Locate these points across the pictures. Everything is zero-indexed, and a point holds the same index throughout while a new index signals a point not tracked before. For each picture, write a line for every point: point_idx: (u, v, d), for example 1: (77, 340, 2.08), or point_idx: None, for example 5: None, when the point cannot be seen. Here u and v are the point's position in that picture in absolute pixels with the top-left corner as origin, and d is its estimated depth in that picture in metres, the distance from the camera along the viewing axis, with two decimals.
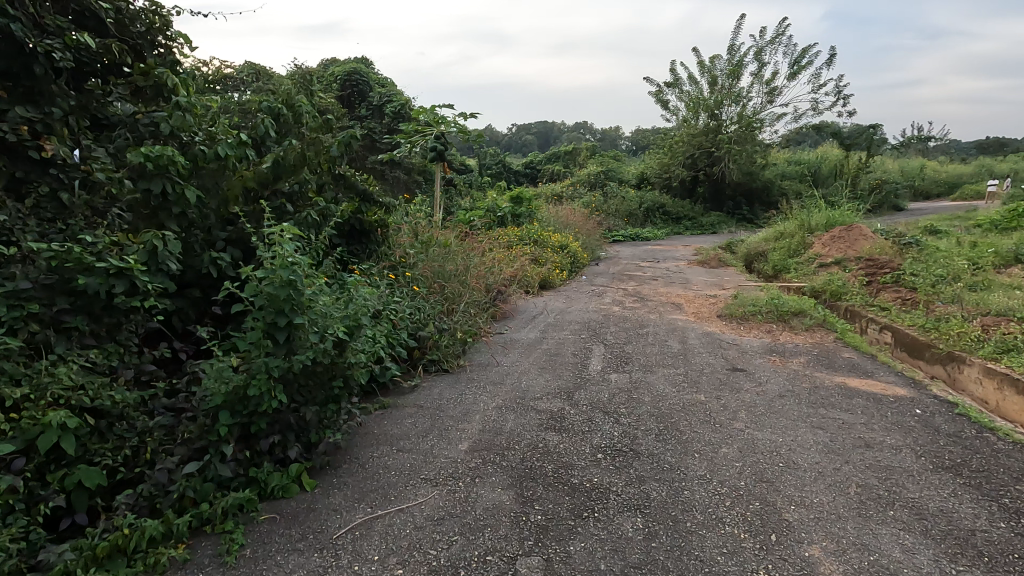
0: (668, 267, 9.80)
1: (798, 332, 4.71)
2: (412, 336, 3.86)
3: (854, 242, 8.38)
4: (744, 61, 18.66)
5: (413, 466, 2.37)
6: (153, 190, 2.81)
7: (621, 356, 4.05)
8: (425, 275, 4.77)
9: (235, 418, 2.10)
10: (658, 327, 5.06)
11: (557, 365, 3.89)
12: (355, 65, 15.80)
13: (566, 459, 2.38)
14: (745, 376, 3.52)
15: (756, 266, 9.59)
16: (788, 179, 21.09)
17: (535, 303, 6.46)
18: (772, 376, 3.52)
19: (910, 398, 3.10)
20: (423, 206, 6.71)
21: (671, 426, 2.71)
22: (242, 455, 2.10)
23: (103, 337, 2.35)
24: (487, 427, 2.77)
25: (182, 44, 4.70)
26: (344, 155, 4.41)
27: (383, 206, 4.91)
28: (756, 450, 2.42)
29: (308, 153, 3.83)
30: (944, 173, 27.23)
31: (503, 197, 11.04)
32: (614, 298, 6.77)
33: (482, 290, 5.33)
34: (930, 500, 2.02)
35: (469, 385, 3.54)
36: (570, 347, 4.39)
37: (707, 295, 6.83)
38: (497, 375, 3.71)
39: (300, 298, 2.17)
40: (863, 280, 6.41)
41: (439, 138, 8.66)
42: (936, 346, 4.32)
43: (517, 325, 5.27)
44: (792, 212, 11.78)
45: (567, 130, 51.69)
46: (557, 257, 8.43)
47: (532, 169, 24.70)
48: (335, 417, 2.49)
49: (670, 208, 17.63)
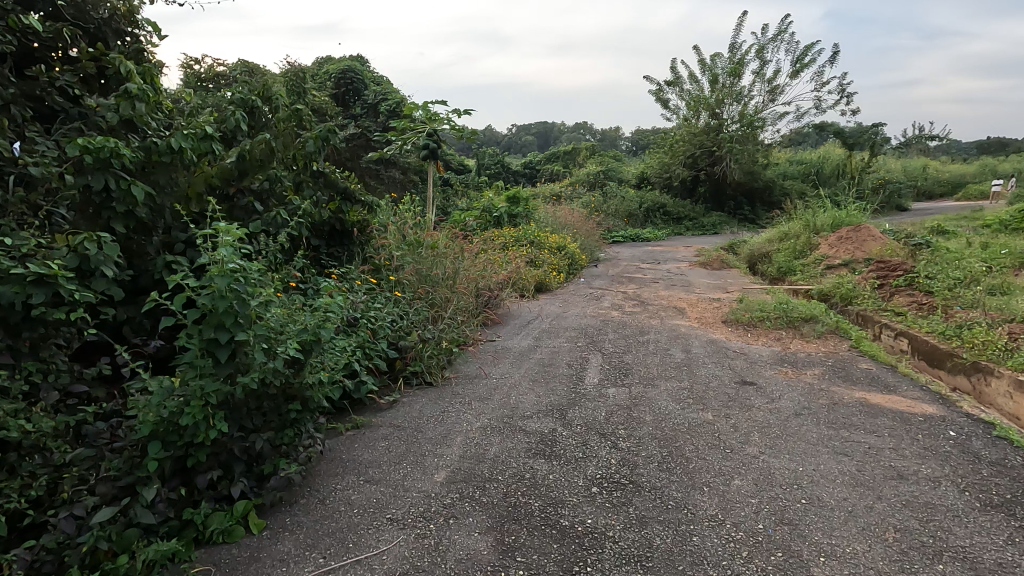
0: (669, 269, 9.49)
1: (810, 340, 4.41)
2: (393, 345, 3.55)
3: (862, 242, 8.08)
4: (745, 60, 18.38)
5: (379, 503, 2.07)
6: (94, 186, 2.49)
7: (621, 368, 3.75)
8: (411, 279, 4.47)
9: (167, 451, 1.79)
10: (660, 334, 4.76)
11: (550, 377, 3.58)
12: (350, 63, 15.49)
13: (556, 494, 2.08)
14: (755, 391, 3.22)
15: (761, 268, 9.28)
16: (790, 178, 20.80)
17: (530, 307, 6.15)
18: (785, 391, 3.22)
19: (940, 417, 2.80)
20: (413, 206, 6.41)
21: (676, 453, 2.41)
22: (174, 495, 1.80)
23: (23, 354, 2.04)
24: (469, 452, 2.46)
25: (152, 33, 4.41)
26: (322, 151, 4.12)
27: (366, 206, 4.61)
28: (774, 483, 2.12)
29: (278, 147, 3.53)
30: (947, 173, 26.92)
31: (499, 197, 10.73)
32: (614, 302, 6.47)
33: (473, 295, 5.03)
34: (983, 550, 1.72)
35: (453, 401, 3.24)
36: (566, 357, 4.09)
37: (711, 298, 6.53)
38: (484, 389, 3.41)
39: (246, 312, 1.86)
40: (874, 283, 6.12)
41: (432, 136, 8.36)
42: (959, 355, 4.02)
43: (510, 332, 4.97)
44: (796, 212, 11.48)
45: (567, 130, 51.41)
46: (554, 259, 8.12)
47: (531, 169, 24.42)
48: (292, 445, 2.19)
49: (671, 209, 17.33)
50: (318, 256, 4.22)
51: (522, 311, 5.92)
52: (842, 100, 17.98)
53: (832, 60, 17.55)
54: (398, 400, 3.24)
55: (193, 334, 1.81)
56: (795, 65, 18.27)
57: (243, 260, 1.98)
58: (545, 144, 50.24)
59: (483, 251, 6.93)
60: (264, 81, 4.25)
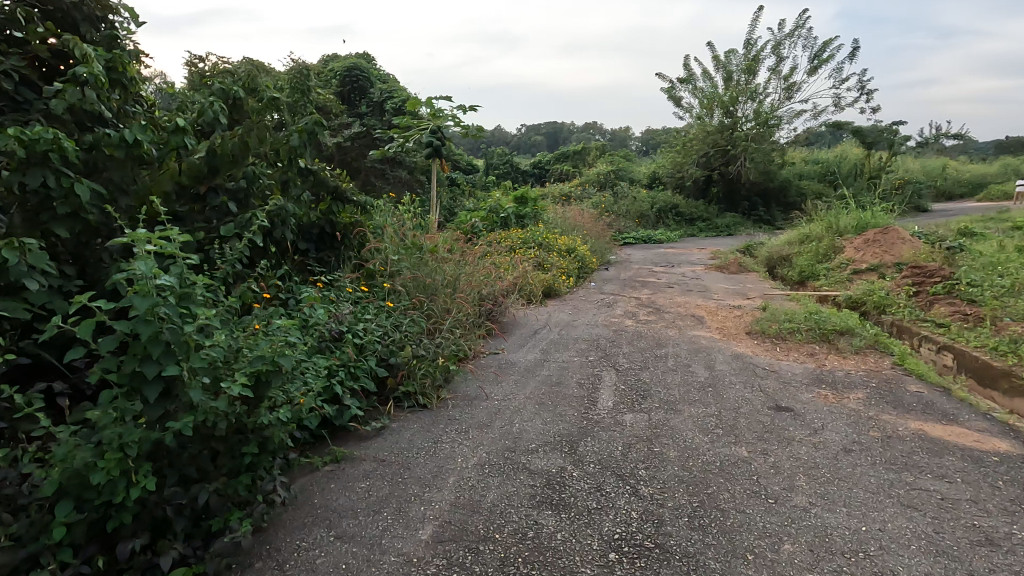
0: (683, 273, 9.07)
1: (846, 355, 3.99)
2: (383, 362, 3.19)
3: (891, 245, 7.61)
4: (761, 56, 17.87)
5: (348, 571, 1.70)
6: (29, 184, 2.14)
7: (638, 388, 3.35)
8: (407, 286, 4.11)
9: (79, 514, 1.44)
10: (679, 347, 4.35)
11: (558, 399, 3.20)
12: (355, 61, 15.15)
13: (566, 563, 1.70)
14: (794, 420, 2.81)
15: (781, 272, 8.82)
16: (806, 178, 20.25)
17: (537, 315, 5.75)
18: (829, 420, 2.81)
19: (1018, 456, 2.39)
20: (414, 206, 6.04)
21: (709, 504, 2.02)
22: (88, 568, 1.45)
23: None
24: (462, 499, 2.09)
25: (130, 20, 4.09)
26: (309, 146, 3.76)
27: (359, 206, 4.24)
28: (834, 551, 1.73)
29: (256, 140, 3.16)
30: (968, 173, 26.18)
31: (507, 197, 10.34)
32: (626, 309, 6.05)
33: (475, 302, 4.65)
34: None
35: (448, 427, 2.87)
36: (576, 373, 3.69)
37: (731, 306, 6.11)
38: (483, 413, 3.03)
39: (179, 340, 1.50)
40: (910, 290, 5.67)
41: (436, 134, 7.99)
42: (1017, 375, 3.59)
43: (515, 343, 4.58)
44: (817, 213, 10.99)
45: (577, 130, 50.95)
46: (563, 262, 7.71)
47: (540, 170, 24.02)
48: (247, 494, 1.83)
49: (683, 209, 16.88)
50: (305, 261, 3.88)
51: (528, 319, 5.53)
52: (862, 97, 17.41)
53: (852, 56, 16.97)
54: (385, 426, 2.86)
55: (111, 368, 1.45)
56: (813, 61, 17.71)
57: (180, 274, 1.62)
58: (555, 144, 49.76)
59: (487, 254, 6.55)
60: (250, 71, 3.90)
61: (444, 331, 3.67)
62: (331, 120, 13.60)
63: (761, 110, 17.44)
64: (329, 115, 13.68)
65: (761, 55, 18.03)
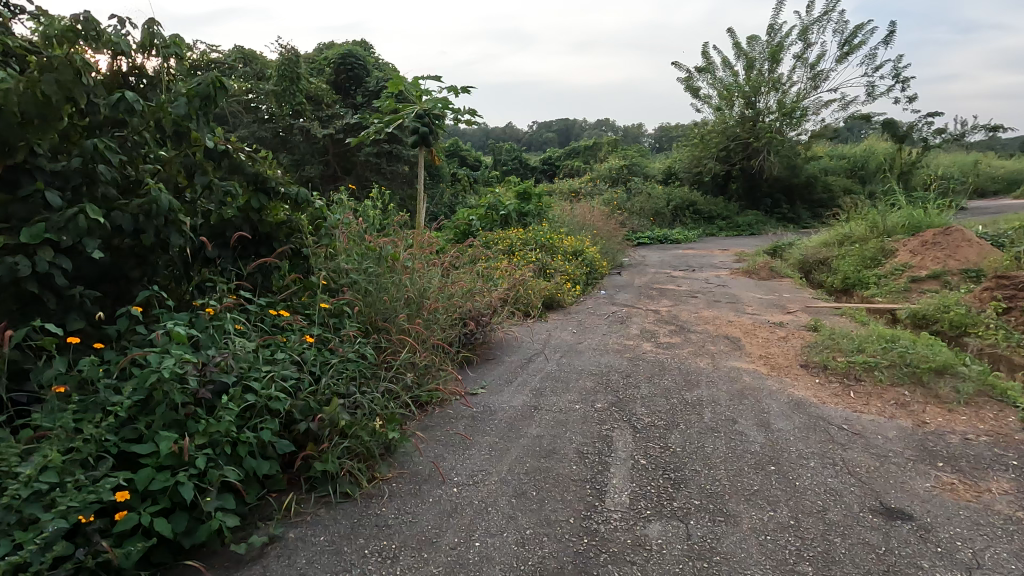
0: (707, 278, 7.98)
1: (952, 405, 2.91)
2: (287, 429, 2.18)
3: (956, 249, 6.49)
4: (786, 42, 16.59)
5: None
6: None
7: (665, 465, 2.30)
8: (352, 308, 3.10)
9: None
10: (715, 388, 3.29)
11: (548, 486, 2.16)
12: (350, 47, 14.14)
13: None
14: (925, 544, 1.76)
15: (820, 277, 7.66)
16: (833, 173, 18.94)
17: (535, 334, 4.70)
18: (981, 545, 1.76)
19: None
20: (385, 202, 5.01)
21: None
22: None
23: None
24: None
25: None
26: (204, 120, 2.85)
27: (291, 198, 3.24)
28: None
29: (67, 80, 2.07)
30: (1003, 169, 24.61)
31: (508, 193, 9.28)
32: (643, 327, 4.98)
33: (449, 325, 3.63)
34: None
35: (375, 541, 1.86)
36: (576, 434, 2.64)
37: (770, 324, 5.02)
38: (432, 513, 2.01)
39: None
40: (998, 308, 4.57)
41: (423, 118, 6.94)
42: None
43: (500, 379, 3.53)
44: (855, 211, 9.82)
45: (589, 126, 49.65)
46: (569, 267, 6.65)
47: (550, 165, 22.89)
48: None
49: (702, 206, 15.70)
50: (212, 274, 2.90)
51: (523, 339, 4.49)
52: (897, 85, 16.11)
53: (886, 41, 15.65)
54: (274, 538, 1.87)
55: None
56: (843, 47, 16.44)
57: None
58: (566, 139, 48.57)
59: (476, 260, 5.52)
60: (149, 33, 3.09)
61: (389, 368, 2.66)
62: (322, 110, 12.61)
63: (785, 101, 16.21)
64: (319, 105, 12.70)
65: (786, 41, 16.73)
